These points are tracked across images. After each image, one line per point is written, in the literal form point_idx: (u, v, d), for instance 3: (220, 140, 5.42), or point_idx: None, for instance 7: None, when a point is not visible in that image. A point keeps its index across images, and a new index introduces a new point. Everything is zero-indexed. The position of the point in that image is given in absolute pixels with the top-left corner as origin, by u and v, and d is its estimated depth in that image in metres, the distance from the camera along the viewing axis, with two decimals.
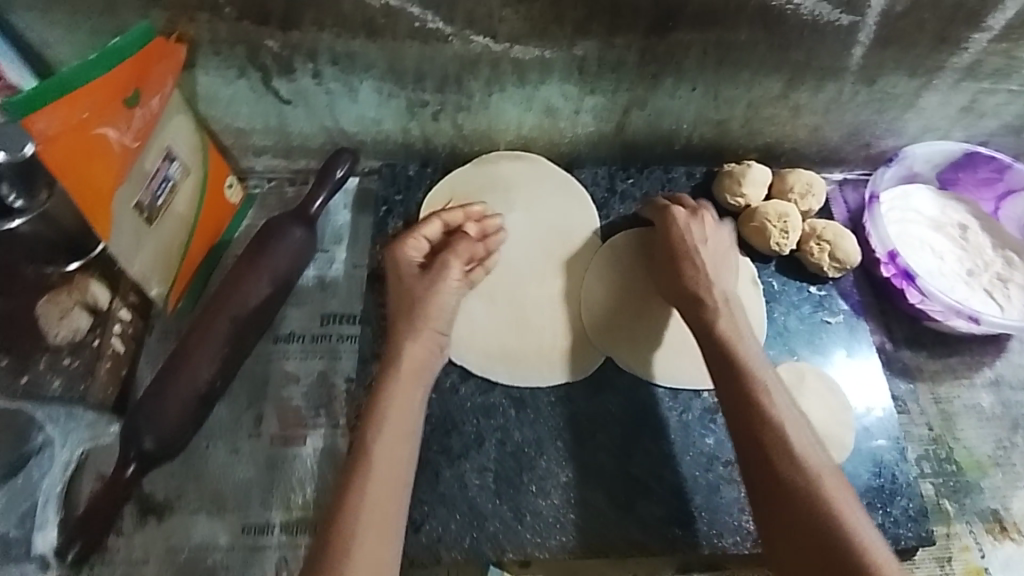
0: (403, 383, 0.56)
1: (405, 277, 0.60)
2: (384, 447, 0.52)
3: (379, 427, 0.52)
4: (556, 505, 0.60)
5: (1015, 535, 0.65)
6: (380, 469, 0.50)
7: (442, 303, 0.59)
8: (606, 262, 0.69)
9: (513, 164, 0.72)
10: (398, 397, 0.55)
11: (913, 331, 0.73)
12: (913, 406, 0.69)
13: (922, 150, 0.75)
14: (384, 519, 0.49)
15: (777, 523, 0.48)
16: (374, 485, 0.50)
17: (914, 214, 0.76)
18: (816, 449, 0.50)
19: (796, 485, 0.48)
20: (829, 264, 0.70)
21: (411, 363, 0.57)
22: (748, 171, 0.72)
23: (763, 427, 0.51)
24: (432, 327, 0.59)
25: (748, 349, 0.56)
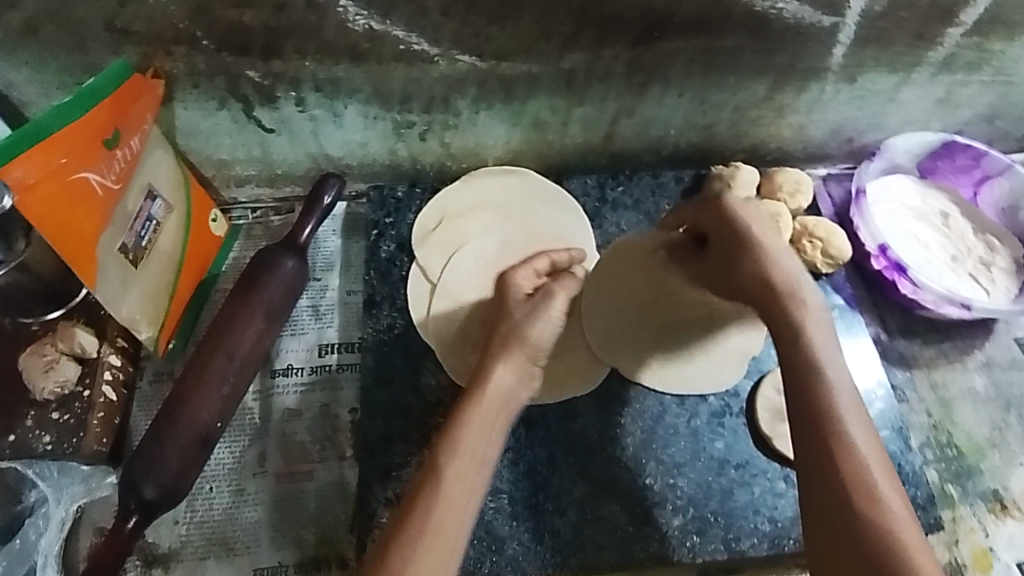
0: (487, 412, 0.54)
1: (509, 300, 0.62)
2: (452, 471, 0.50)
3: (452, 450, 0.51)
4: (573, 522, 0.59)
5: (1016, 514, 0.65)
6: (449, 491, 0.49)
7: (539, 330, 0.59)
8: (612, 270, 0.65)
9: (503, 180, 0.72)
10: (477, 425, 0.53)
11: (906, 321, 0.74)
12: (911, 393, 0.70)
13: (902, 142, 0.76)
14: (444, 543, 0.47)
15: (830, 549, 0.44)
16: (439, 507, 0.48)
17: (899, 205, 0.77)
18: (892, 481, 0.45)
19: (865, 515, 0.44)
20: (823, 260, 0.71)
21: (495, 391, 0.56)
22: (738, 173, 0.72)
23: (836, 442, 0.46)
24: (524, 353, 0.58)
25: (835, 358, 0.49)
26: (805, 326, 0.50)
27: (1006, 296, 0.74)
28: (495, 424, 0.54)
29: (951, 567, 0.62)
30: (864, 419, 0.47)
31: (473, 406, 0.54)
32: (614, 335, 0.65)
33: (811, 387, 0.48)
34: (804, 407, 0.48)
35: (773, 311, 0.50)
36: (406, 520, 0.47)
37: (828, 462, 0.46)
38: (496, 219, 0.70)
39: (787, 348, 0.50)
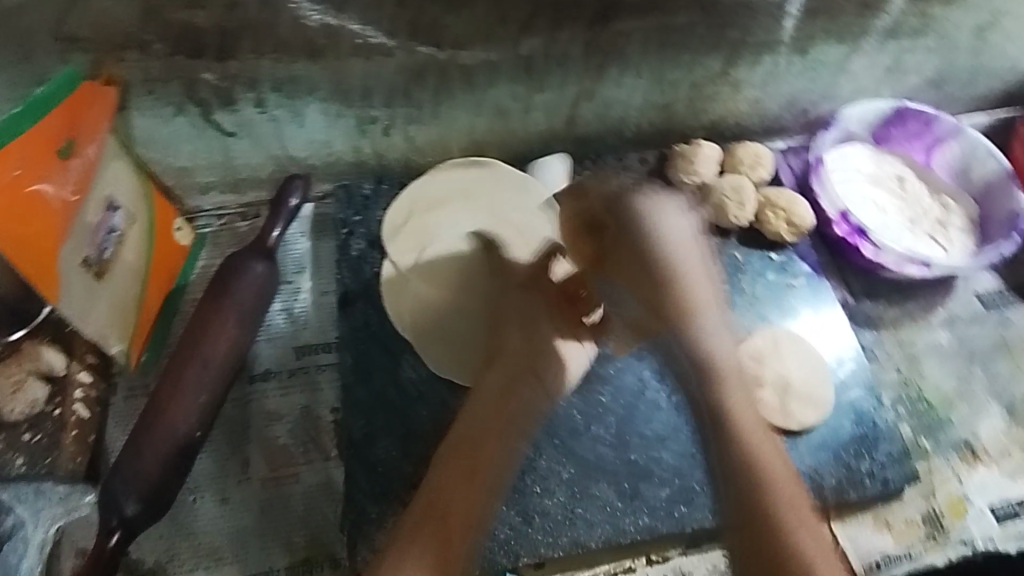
0: (483, 428, 0.56)
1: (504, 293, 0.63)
2: (445, 490, 0.52)
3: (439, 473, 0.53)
4: (562, 502, 0.59)
5: (987, 460, 0.67)
6: (433, 510, 0.51)
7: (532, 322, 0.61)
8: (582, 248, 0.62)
9: (479, 173, 0.72)
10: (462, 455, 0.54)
11: (870, 283, 0.76)
12: (880, 353, 0.72)
13: (855, 111, 0.79)
14: (441, 547, 0.50)
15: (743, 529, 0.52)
16: (423, 526, 0.50)
17: (855, 172, 0.80)
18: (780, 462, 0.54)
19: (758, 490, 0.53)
20: (787, 229, 0.73)
21: (493, 392, 0.58)
22: (698, 150, 0.75)
23: (776, 516, 0.51)
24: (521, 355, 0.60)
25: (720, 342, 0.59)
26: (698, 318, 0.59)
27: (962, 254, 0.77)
28: (493, 439, 0.56)
29: (929, 516, 0.64)
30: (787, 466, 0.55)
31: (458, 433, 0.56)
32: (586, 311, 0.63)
33: (746, 469, 0.53)
34: (749, 486, 0.53)
35: (695, 366, 0.59)
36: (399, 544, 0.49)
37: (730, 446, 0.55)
38: (465, 210, 0.70)
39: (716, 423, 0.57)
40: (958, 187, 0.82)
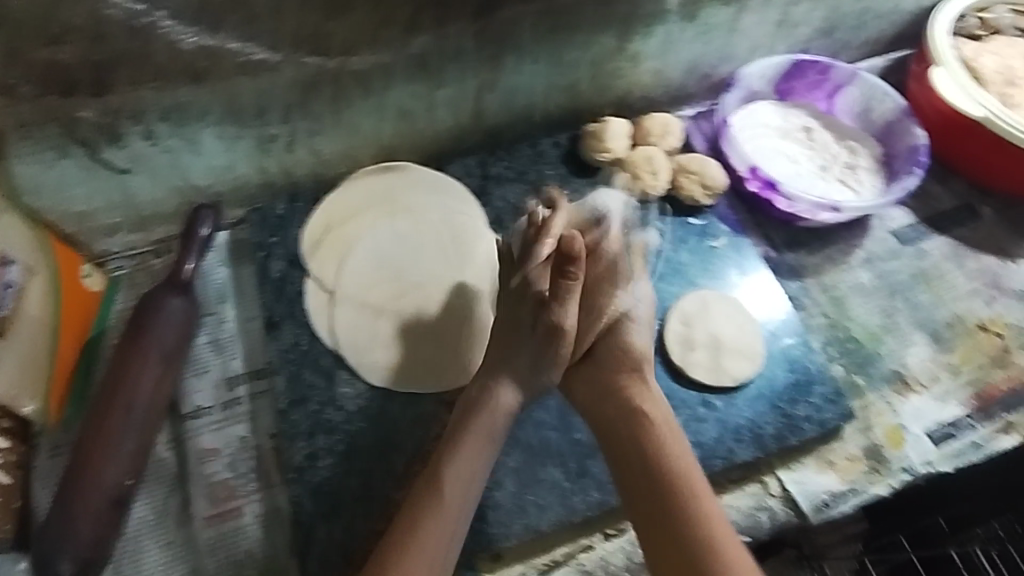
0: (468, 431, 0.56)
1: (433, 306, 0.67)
2: (455, 486, 0.54)
3: (417, 485, 0.54)
4: (513, 492, 0.59)
5: (917, 388, 0.70)
6: (432, 512, 0.52)
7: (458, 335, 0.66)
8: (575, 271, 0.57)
9: (408, 171, 0.73)
10: (475, 446, 0.55)
11: (789, 234, 0.78)
12: (807, 300, 0.74)
13: (755, 68, 0.81)
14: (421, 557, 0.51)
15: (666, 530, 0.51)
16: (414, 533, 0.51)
17: (763, 128, 0.82)
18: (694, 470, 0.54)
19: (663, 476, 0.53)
20: (701, 193, 0.74)
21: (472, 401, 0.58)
22: (607, 127, 0.75)
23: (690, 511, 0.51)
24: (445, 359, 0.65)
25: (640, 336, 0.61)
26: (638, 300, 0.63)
27: (873, 193, 0.79)
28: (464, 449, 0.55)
29: (870, 450, 0.66)
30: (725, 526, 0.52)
31: (479, 423, 0.56)
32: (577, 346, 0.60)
33: (657, 482, 0.53)
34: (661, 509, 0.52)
35: (617, 416, 0.57)
36: (394, 545, 0.51)
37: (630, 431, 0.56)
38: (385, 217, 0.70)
39: (638, 464, 0.54)
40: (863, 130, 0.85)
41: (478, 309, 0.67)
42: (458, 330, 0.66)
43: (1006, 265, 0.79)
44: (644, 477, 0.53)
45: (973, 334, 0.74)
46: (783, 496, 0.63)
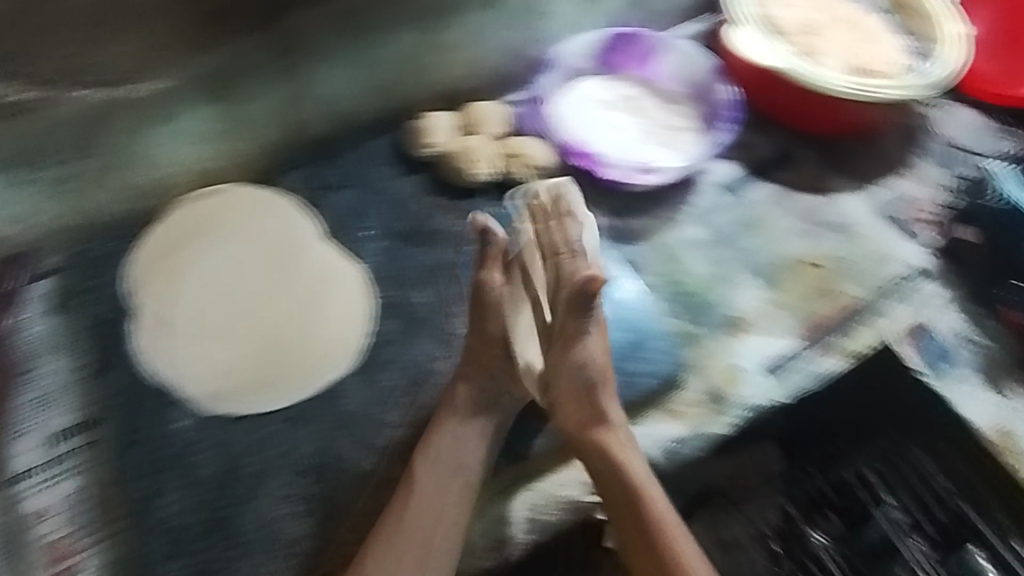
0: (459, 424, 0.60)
1: (274, 318, 0.67)
2: (427, 472, 0.58)
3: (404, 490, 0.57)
4: (364, 496, 0.60)
5: (751, 329, 0.74)
6: (406, 506, 0.56)
7: (300, 339, 0.66)
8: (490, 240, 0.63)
9: (271, 196, 0.73)
10: (442, 434, 0.60)
11: (621, 201, 0.81)
12: (642, 260, 0.78)
13: (570, 47, 0.84)
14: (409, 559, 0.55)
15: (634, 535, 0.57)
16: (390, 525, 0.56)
17: (590, 102, 0.84)
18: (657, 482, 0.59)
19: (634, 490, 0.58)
20: (531, 173, 0.77)
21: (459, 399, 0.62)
22: (430, 122, 0.77)
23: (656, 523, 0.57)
24: (288, 363, 0.64)
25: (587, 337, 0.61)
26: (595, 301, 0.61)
27: (698, 150, 0.83)
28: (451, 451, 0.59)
29: (711, 393, 0.70)
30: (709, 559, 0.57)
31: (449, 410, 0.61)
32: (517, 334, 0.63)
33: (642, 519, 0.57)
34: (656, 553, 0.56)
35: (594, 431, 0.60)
36: (378, 539, 0.55)
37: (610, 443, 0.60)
38: (218, 240, 0.70)
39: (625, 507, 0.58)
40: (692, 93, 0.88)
41: (319, 313, 0.67)
42: (301, 339, 0.65)
43: (825, 202, 0.85)
44: (632, 516, 0.58)
45: (799, 271, 0.79)
46: None
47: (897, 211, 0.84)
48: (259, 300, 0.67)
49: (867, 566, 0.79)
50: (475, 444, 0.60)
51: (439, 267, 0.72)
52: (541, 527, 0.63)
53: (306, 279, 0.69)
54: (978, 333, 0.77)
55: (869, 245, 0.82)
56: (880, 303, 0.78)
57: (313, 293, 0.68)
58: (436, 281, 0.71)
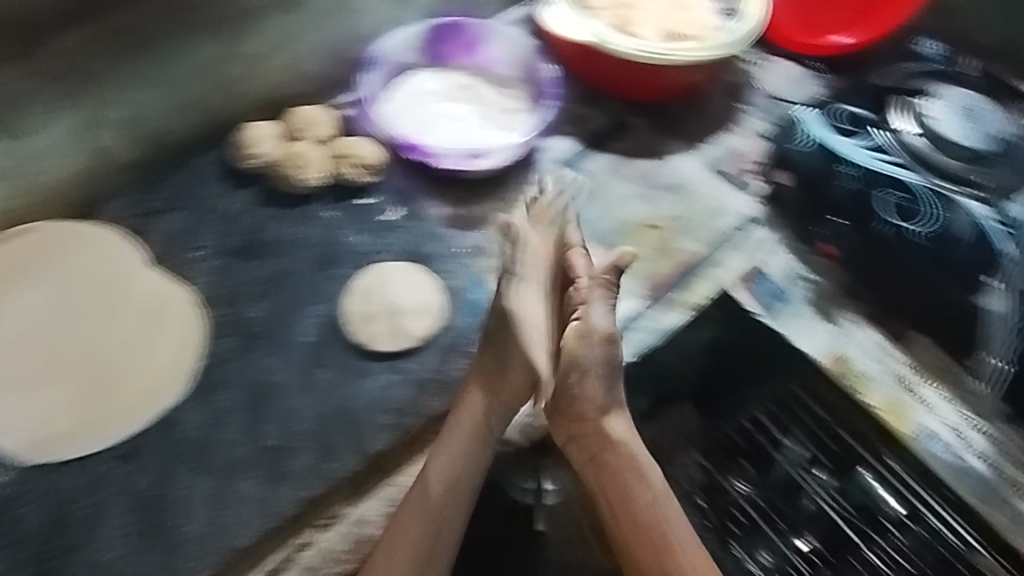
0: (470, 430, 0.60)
1: (98, 356, 0.63)
2: (441, 489, 0.58)
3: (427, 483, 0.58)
4: (204, 520, 0.58)
5: None
6: (409, 515, 0.57)
7: (127, 373, 0.63)
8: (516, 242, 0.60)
9: (91, 228, 0.70)
10: (458, 442, 0.60)
11: (466, 187, 0.82)
12: (489, 244, 0.77)
13: (392, 43, 0.85)
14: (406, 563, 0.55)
15: (637, 536, 0.57)
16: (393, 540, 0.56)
17: (421, 95, 0.85)
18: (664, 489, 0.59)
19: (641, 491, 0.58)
20: (362, 173, 0.76)
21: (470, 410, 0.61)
22: (252, 133, 0.75)
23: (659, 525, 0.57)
24: (114, 399, 0.62)
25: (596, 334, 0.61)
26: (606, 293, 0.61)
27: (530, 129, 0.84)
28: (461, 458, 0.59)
29: None
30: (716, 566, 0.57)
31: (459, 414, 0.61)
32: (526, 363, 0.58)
33: (644, 521, 0.57)
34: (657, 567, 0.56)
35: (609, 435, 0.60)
36: (382, 541, 0.57)
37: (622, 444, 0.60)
38: (34, 283, 0.66)
39: (631, 509, 0.58)
40: (524, 74, 0.89)
41: (148, 343, 0.64)
42: (128, 373, 0.63)
43: (657, 165, 0.88)
44: (636, 519, 0.57)
45: (639, 233, 0.82)
46: None
47: (724, 165, 0.88)
48: (82, 340, 0.64)
49: (783, 503, 0.69)
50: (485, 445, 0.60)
51: (276, 278, 0.70)
52: None
53: (132, 310, 0.66)
54: (806, 270, 0.81)
55: (704, 201, 0.85)
56: (716, 254, 0.82)
57: (141, 323, 0.65)
58: (274, 293, 0.69)
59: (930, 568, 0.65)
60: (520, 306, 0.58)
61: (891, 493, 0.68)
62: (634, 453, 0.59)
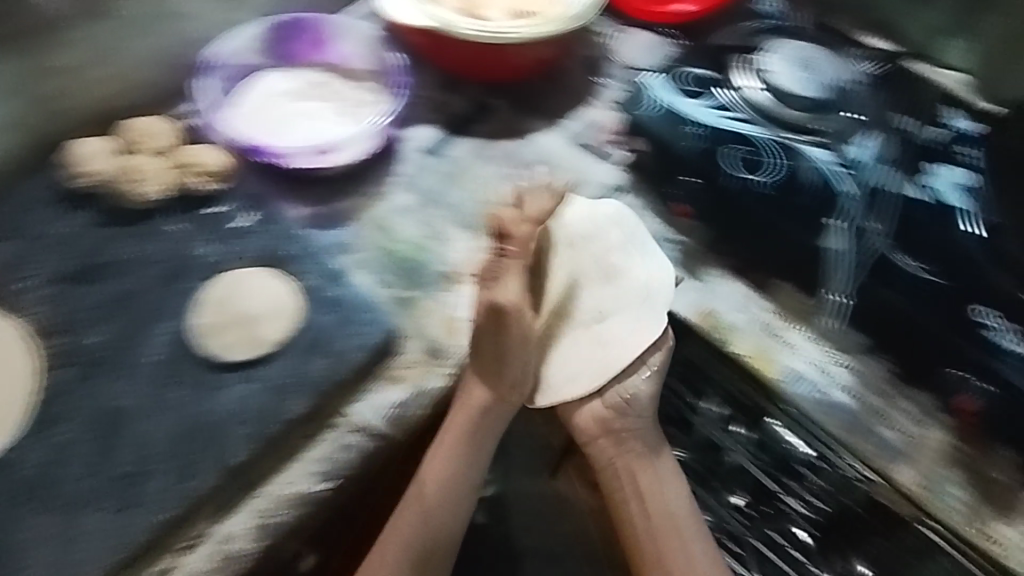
0: (475, 434, 0.67)
1: None
2: (438, 488, 0.65)
3: (424, 483, 0.66)
4: (49, 560, 0.55)
5: (464, 280, 0.76)
6: (409, 511, 0.65)
7: None
8: (512, 243, 0.67)
9: None
10: (457, 446, 0.67)
11: (325, 186, 0.80)
12: (353, 240, 0.77)
13: (234, 46, 0.85)
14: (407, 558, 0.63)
15: (650, 538, 0.66)
16: (388, 539, 0.64)
17: (270, 95, 0.83)
18: (679, 500, 0.67)
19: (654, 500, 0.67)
20: (206, 179, 0.74)
21: (473, 415, 0.67)
22: (80, 151, 0.74)
23: (674, 531, 0.66)
24: None
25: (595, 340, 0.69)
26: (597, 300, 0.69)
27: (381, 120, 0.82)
28: (465, 458, 0.67)
29: (430, 348, 0.71)
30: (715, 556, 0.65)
31: (458, 410, 0.68)
32: (556, 368, 0.69)
33: (657, 527, 0.66)
34: (661, 556, 0.65)
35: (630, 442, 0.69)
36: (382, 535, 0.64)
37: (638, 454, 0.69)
38: None
39: (645, 515, 0.67)
40: (378, 65, 0.88)
41: None
42: None
43: (520, 144, 0.88)
44: (649, 526, 0.66)
45: None
46: (362, 430, 0.66)
47: (586, 138, 0.88)
48: None
49: (706, 466, 0.71)
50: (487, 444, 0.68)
51: (120, 299, 0.67)
52: (271, 531, 0.61)
53: None
54: (670, 232, 0.78)
55: (567, 174, 0.85)
56: None
57: None
58: (117, 315, 0.66)
59: (854, 501, 0.66)
60: (503, 292, 0.65)
61: (800, 438, 0.68)
62: (653, 466, 0.68)
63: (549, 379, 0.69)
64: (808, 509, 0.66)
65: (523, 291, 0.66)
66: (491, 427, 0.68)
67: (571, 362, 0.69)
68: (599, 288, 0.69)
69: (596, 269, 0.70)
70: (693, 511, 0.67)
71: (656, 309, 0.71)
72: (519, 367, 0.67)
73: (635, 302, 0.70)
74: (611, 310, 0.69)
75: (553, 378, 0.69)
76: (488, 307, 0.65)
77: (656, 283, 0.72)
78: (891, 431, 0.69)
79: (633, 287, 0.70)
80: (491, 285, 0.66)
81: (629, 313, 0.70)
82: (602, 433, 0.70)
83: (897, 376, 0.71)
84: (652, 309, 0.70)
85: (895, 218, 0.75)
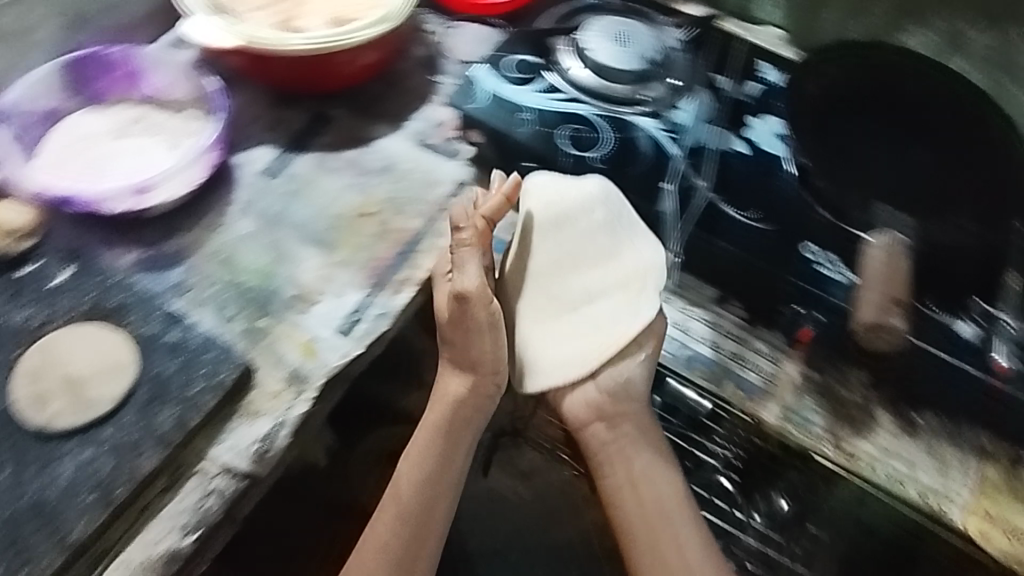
0: (451, 432, 0.73)
1: None
2: (412, 489, 0.70)
3: (401, 485, 0.71)
4: None
5: (317, 298, 0.75)
6: (386, 511, 0.70)
7: None
8: (465, 227, 0.71)
9: None
10: (434, 446, 0.72)
11: (157, 224, 0.77)
12: (195, 278, 0.74)
13: (30, 91, 0.79)
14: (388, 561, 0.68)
15: (637, 525, 0.71)
16: (371, 543, 0.69)
17: (82, 139, 0.79)
18: (669, 493, 0.72)
19: (642, 493, 0.71)
20: (12, 238, 0.71)
21: (450, 413, 0.73)
22: None
23: (662, 524, 0.70)
24: None
25: (571, 324, 0.74)
26: (570, 284, 0.74)
27: (203, 145, 0.78)
28: (443, 460, 0.72)
29: (291, 374, 0.69)
30: (703, 542, 0.70)
31: (437, 410, 0.74)
32: (548, 354, 0.73)
33: (648, 519, 0.70)
34: (652, 544, 0.69)
35: (618, 435, 0.74)
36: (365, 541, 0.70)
37: (627, 448, 0.73)
38: None
39: (639, 508, 0.71)
40: (195, 88, 0.83)
41: None
42: None
43: (363, 150, 0.86)
44: (641, 518, 0.71)
45: (355, 224, 0.80)
46: (223, 471, 0.63)
47: (429, 137, 0.88)
48: None
49: None
50: (464, 442, 0.73)
51: None
52: None
53: None
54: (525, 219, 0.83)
55: (414, 176, 0.85)
56: (435, 224, 0.81)
57: None
58: None
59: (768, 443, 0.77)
60: (468, 278, 0.70)
61: (694, 393, 0.79)
62: (637, 460, 0.73)
63: (532, 370, 0.73)
64: (721, 455, 0.81)
65: (483, 277, 0.71)
66: (468, 420, 0.74)
67: (561, 350, 0.73)
68: (582, 271, 0.75)
69: (587, 256, 0.75)
70: (682, 500, 0.72)
71: (645, 295, 0.74)
72: (488, 351, 0.72)
73: (625, 288, 0.74)
74: (599, 294, 0.74)
75: (544, 361, 0.73)
76: (454, 295, 0.70)
77: (644, 271, 0.75)
78: (750, 372, 0.77)
79: (622, 274, 0.75)
80: (454, 275, 0.71)
81: (617, 298, 0.74)
82: (593, 418, 0.74)
83: (743, 321, 0.79)
84: (647, 292, 0.74)
85: (715, 173, 0.78)
